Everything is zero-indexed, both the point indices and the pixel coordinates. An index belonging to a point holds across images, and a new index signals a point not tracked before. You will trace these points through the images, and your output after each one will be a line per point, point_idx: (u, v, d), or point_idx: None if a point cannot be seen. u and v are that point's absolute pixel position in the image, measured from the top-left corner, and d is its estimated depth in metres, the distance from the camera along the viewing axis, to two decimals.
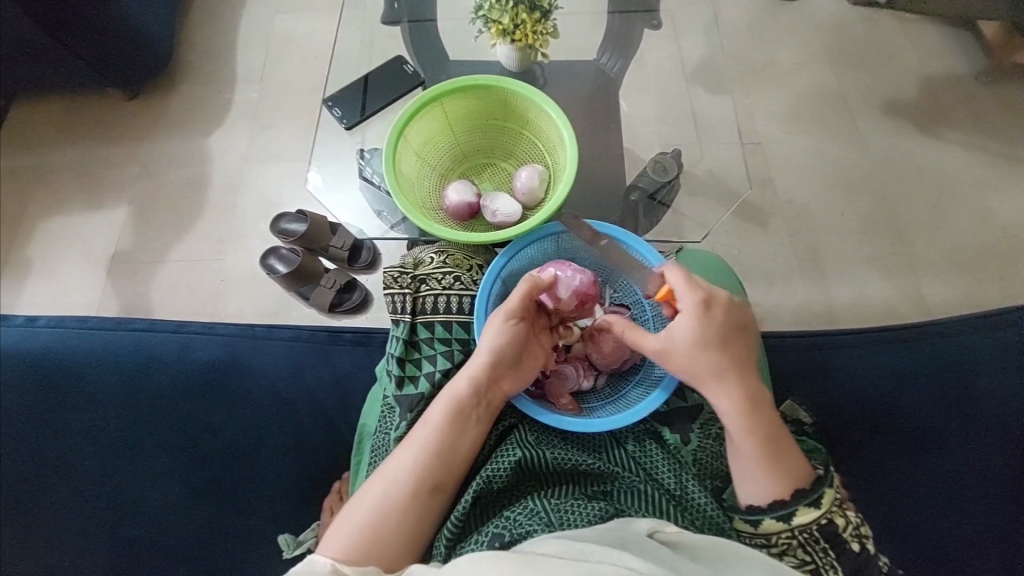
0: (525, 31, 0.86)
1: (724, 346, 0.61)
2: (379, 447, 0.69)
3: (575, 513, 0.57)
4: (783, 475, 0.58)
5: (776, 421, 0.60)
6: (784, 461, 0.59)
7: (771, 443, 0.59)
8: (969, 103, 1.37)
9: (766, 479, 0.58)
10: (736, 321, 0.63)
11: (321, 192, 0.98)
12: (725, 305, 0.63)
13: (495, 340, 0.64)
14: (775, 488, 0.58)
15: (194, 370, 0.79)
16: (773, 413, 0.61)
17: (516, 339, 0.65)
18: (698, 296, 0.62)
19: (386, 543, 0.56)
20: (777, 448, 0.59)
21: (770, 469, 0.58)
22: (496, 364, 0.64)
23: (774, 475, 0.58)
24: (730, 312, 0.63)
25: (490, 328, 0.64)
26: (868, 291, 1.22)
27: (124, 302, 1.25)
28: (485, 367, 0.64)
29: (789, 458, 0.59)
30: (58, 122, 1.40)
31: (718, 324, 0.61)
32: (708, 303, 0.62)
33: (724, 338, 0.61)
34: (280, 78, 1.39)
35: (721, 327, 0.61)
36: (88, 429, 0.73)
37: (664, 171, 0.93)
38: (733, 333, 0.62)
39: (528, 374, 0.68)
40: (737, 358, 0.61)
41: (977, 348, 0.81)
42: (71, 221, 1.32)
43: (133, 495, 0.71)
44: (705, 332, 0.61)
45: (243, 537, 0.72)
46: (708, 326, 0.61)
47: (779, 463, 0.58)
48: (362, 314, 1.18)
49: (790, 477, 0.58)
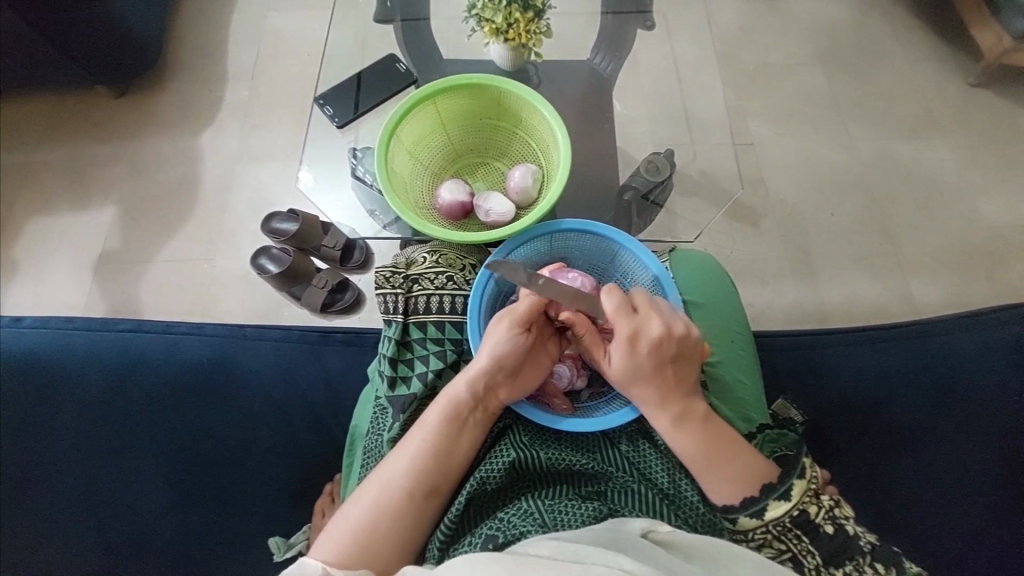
0: (518, 31, 0.85)
1: (649, 377, 0.60)
2: (371, 448, 0.69)
3: (568, 513, 0.56)
4: (722, 480, 0.58)
5: (720, 435, 0.60)
6: (733, 474, 0.58)
7: (701, 465, 0.59)
8: (958, 104, 1.39)
9: (710, 488, 0.59)
10: (668, 353, 0.60)
11: (313, 192, 0.97)
12: (656, 338, 0.60)
13: (497, 346, 0.63)
14: (729, 493, 0.58)
15: (183, 371, 0.78)
16: (720, 435, 0.60)
17: (518, 347, 0.64)
18: (623, 329, 0.61)
19: (381, 546, 0.56)
20: (709, 465, 0.59)
21: (707, 482, 0.59)
22: (497, 371, 0.64)
23: (725, 481, 0.58)
24: (659, 345, 0.60)
25: (492, 335, 0.64)
26: (859, 291, 1.22)
27: (113, 302, 1.23)
28: (485, 373, 0.63)
29: (729, 467, 0.59)
30: (45, 120, 1.38)
31: (644, 358, 0.60)
32: (635, 336, 0.60)
33: (648, 371, 0.60)
34: (271, 77, 1.38)
35: (646, 361, 0.60)
36: (74, 431, 0.72)
37: (656, 171, 0.93)
38: (662, 365, 0.61)
39: (528, 383, 0.67)
40: (666, 388, 0.61)
41: (967, 347, 0.82)
42: (59, 220, 1.30)
43: (122, 498, 0.70)
44: (630, 365, 0.61)
45: (233, 540, 0.71)
46: (630, 359, 0.61)
47: (714, 478, 0.59)
48: (355, 314, 1.18)
49: (739, 485, 0.58)
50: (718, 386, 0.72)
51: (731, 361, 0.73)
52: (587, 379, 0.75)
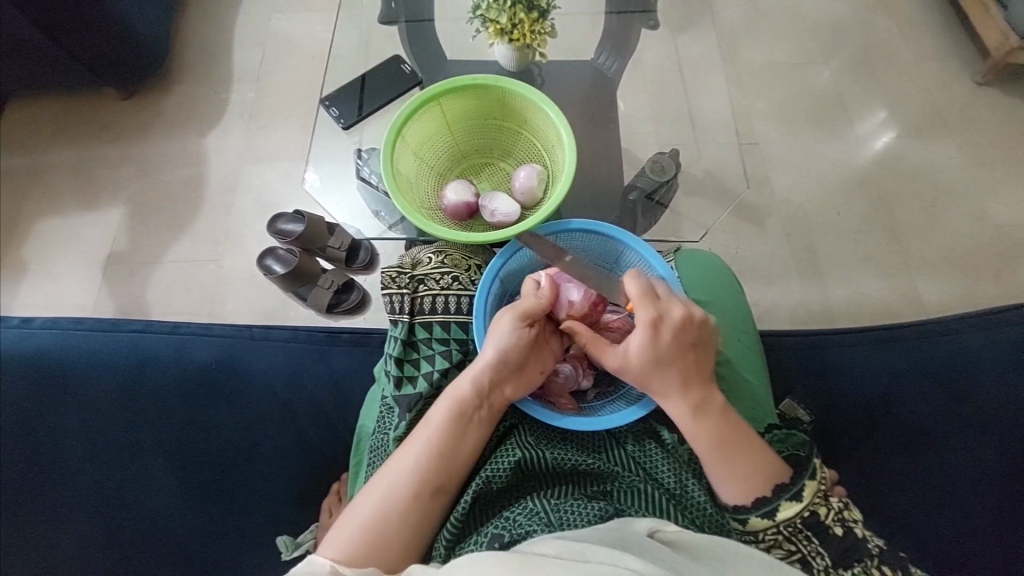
0: (522, 31, 0.85)
1: (673, 362, 0.61)
2: (378, 447, 0.69)
3: (574, 513, 0.56)
4: (737, 473, 0.58)
5: (737, 422, 0.60)
6: (753, 464, 0.58)
7: (723, 450, 0.59)
8: (965, 102, 1.38)
9: (725, 484, 0.59)
10: (690, 338, 0.61)
11: (318, 192, 0.98)
12: (678, 323, 0.61)
13: (502, 340, 0.64)
14: (742, 490, 0.58)
15: (190, 370, 0.78)
16: (738, 422, 0.61)
17: (523, 341, 0.65)
18: (647, 314, 0.61)
19: (387, 545, 0.56)
20: (728, 450, 0.59)
21: (730, 468, 0.58)
22: (501, 366, 0.64)
23: (746, 473, 0.58)
24: (681, 329, 0.61)
25: (500, 328, 0.65)
26: (865, 291, 1.22)
27: (121, 302, 1.24)
28: (489, 369, 0.64)
29: (746, 459, 0.59)
30: (54, 122, 1.39)
31: (667, 343, 0.61)
32: (659, 321, 0.61)
33: (672, 356, 0.61)
34: (277, 78, 1.39)
35: (670, 346, 0.61)
36: (81, 430, 0.72)
37: (663, 171, 0.93)
38: (684, 350, 0.61)
39: (533, 378, 0.67)
40: (686, 374, 0.61)
41: (973, 347, 0.81)
42: (67, 221, 1.31)
43: (132, 496, 0.71)
44: (653, 352, 0.60)
45: (242, 538, 0.72)
46: (655, 345, 0.60)
47: (737, 463, 0.58)
48: (360, 314, 1.18)
49: (756, 478, 0.58)
50: (728, 387, 0.71)
51: (739, 362, 0.73)
52: (592, 379, 0.75)
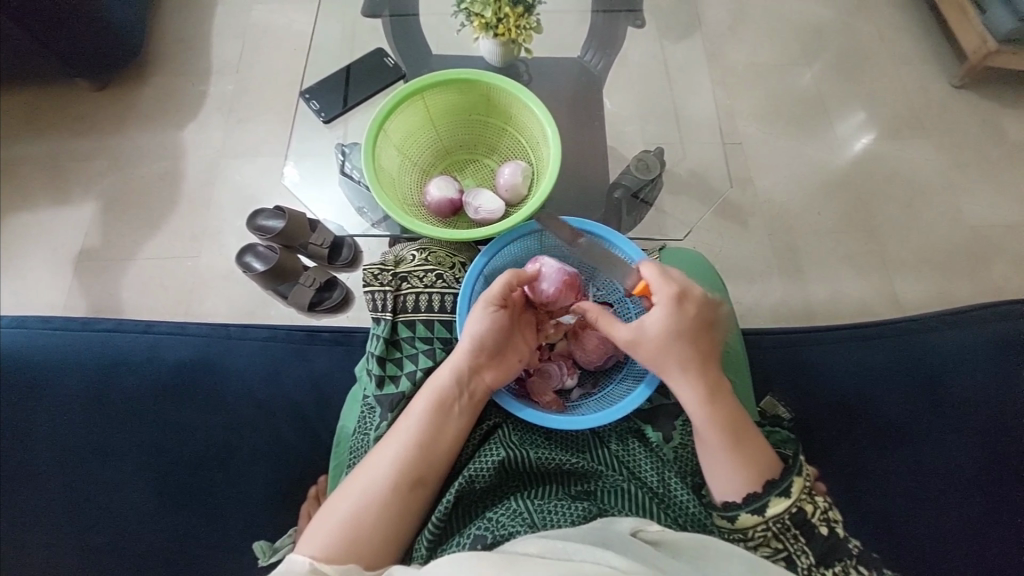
0: (507, 26, 0.84)
1: (691, 340, 0.62)
2: (358, 448, 0.68)
3: (557, 513, 0.56)
4: (733, 478, 0.58)
5: (743, 414, 0.61)
6: (751, 454, 0.58)
7: (732, 434, 0.59)
8: (943, 104, 1.40)
9: (729, 477, 0.58)
10: (708, 317, 0.64)
11: (298, 187, 0.95)
12: (699, 301, 0.64)
13: (475, 327, 0.63)
14: (746, 478, 0.57)
15: (164, 371, 0.76)
16: (740, 412, 0.61)
17: (497, 324, 0.64)
18: (672, 288, 0.63)
19: (365, 541, 0.54)
20: (738, 437, 0.59)
21: (733, 459, 0.58)
22: (478, 351, 0.63)
23: (739, 468, 0.58)
24: (700, 307, 0.64)
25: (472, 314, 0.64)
26: (844, 289, 1.23)
27: (92, 301, 1.21)
28: (468, 355, 0.63)
29: (747, 449, 0.59)
30: (22, 113, 1.35)
31: (688, 318, 0.63)
32: (682, 295, 0.63)
33: (691, 333, 0.62)
34: (258, 70, 1.36)
35: (692, 321, 0.63)
36: (48, 431, 0.70)
37: (647, 169, 0.93)
38: (701, 329, 0.63)
39: (512, 366, 0.67)
40: (702, 352, 0.63)
41: (951, 346, 0.82)
42: (38, 216, 1.27)
43: (99, 501, 0.68)
44: (675, 324, 0.62)
45: (216, 542, 0.69)
46: (677, 319, 0.62)
47: (744, 454, 0.58)
48: (343, 312, 1.17)
49: (753, 472, 0.58)
50: None
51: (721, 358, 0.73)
52: (577, 378, 0.74)
